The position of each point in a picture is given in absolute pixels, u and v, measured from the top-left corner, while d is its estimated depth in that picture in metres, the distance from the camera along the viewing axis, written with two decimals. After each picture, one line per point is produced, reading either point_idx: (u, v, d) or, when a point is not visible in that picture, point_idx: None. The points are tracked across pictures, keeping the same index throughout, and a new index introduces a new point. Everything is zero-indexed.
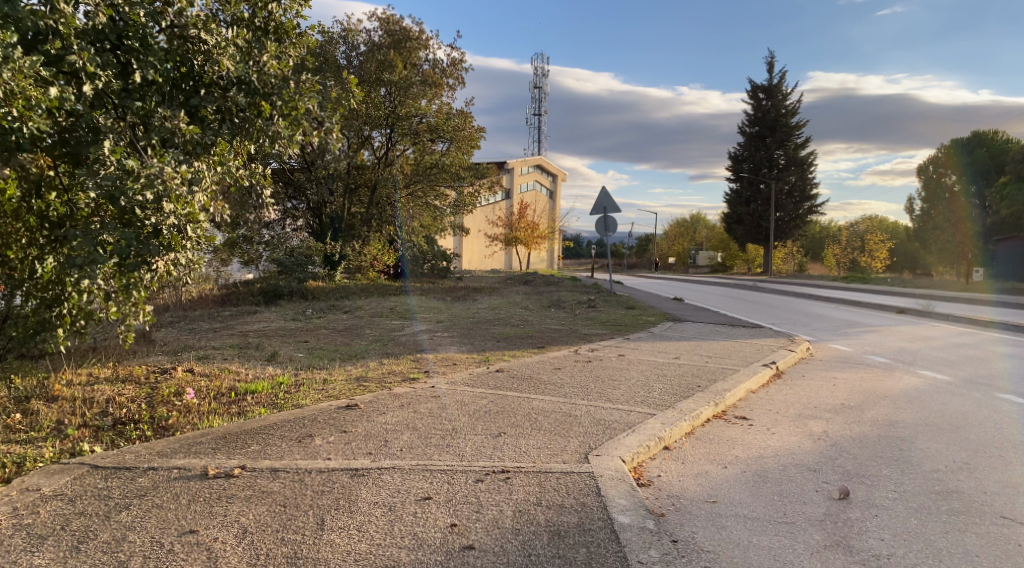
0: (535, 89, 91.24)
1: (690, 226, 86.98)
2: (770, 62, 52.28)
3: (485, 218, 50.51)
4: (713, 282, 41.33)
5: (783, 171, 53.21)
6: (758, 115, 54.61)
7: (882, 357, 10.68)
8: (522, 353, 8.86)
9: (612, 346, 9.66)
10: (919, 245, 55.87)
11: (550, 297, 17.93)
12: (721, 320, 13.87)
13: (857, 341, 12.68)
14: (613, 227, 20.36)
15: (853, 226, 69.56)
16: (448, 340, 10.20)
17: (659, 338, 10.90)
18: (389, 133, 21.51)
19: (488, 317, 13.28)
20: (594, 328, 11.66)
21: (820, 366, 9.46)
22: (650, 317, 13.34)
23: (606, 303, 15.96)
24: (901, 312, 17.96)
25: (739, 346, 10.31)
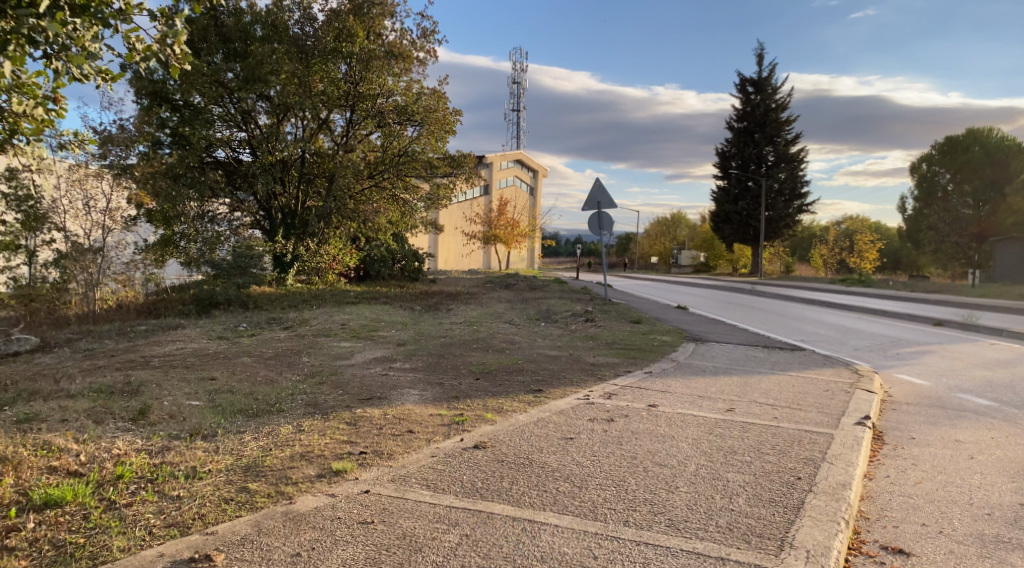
0: (513, 84, 88.80)
1: (672, 224, 84.86)
2: (760, 53, 49.86)
3: (462, 215, 47.64)
4: (701, 285, 39.01)
5: (772, 168, 51.09)
6: (747, 110, 52.36)
7: (978, 393, 8.15)
8: (511, 404, 6.23)
9: (634, 389, 7.02)
10: (909, 246, 53.91)
11: (537, 307, 15.28)
12: (747, 340, 11.31)
13: (923, 366, 10.19)
14: (607, 224, 17.77)
15: (840, 226, 67.68)
16: (408, 379, 7.54)
17: (689, 370, 8.30)
18: (351, 115, 19.17)
19: (464, 337, 10.62)
20: (600, 355, 9.02)
21: (918, 412, 6.91)
22: (665, 337, 10.74)
23: (605, 316, 13.34)
24: (939, 323, 15.57)
25: (799, 383, 7.73)
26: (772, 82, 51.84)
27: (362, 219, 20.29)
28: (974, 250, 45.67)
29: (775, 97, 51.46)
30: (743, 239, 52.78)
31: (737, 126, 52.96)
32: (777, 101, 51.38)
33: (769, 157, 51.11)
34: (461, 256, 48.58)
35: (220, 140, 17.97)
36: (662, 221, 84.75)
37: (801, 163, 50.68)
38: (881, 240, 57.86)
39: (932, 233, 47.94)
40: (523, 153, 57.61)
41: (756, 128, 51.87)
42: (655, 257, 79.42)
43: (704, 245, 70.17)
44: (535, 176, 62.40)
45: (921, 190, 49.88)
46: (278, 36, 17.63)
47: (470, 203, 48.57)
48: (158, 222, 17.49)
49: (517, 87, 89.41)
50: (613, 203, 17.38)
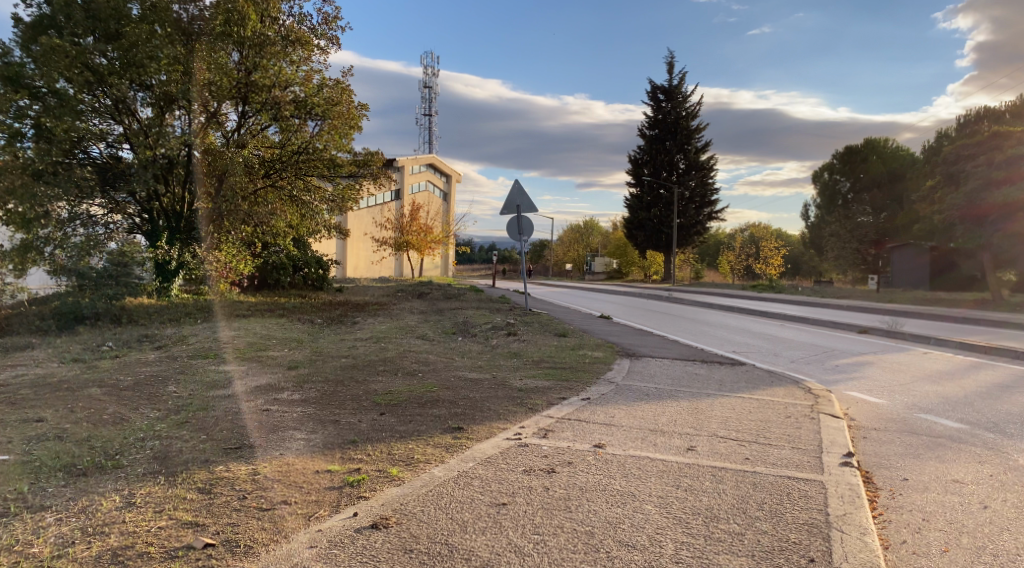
0: (425, 88, 87.46)
1: (585, 232, 85.21)
2: (670, 62, 50.35)
3: (372, 220, 45.69)
4: (616, 292, 38.48)
5: (682, 175, 51.70)
6: (658, 118, 52.81)
7: (941, 410, 7.41)
8: (423, 452, 4.92)
9: (574, 423, 5.81)
10: (812, 253, 55.66)
11: (453, 318, 13.94)
12: (684, 353, 10.34)
13: (869, 380, 9.48)
14: (527, 228, 16.66)
15: (745, 234, 69.54)
16: (295, 420, 6.12)
17: (631, 392, 7.16)
18: (243, 107, 17.34)
19: (368, 358, 9.15)
20: (528, 377, 7.78)
21: (894, 440, 6.01)
22: (596, 353, 9.63)
23: (528, 329, 12.15)
24: (866, 331, 15.22)
25: (756, 408, 6.72)
26: (682, 91, 52.51)
27: (257, 223, 18.09)
28: (872, 256, 47.41)
29: (685, 105, 52.21)
30: (656, 246, 53.06)
31: (649, 133, 53.26)
32: (686, 110, 52.15)
33: (680, 165, 51.71)
34: (372, 263, 46.52)
35: (94, 132, 15.57)
36: (575, 229, 85.10)
37: (710, 171, 51.60)
38: (786, 247, 59.66)
39: (834, 240, 49.50)
40: (437, 157, 56.10)
41: (667, 136, 52.33)
42: (570, 265, 79.40)
43: (618, 252, 70.60)
44: (448, 181, 60.96)
45: (823, 198, 51.56)
46: (157, 17, 15.55)
47: (381, 208, 46.69)
48: (16, 225, 15.05)
49: (429, 91, 87.98)
50: (533, 206, 16.29)
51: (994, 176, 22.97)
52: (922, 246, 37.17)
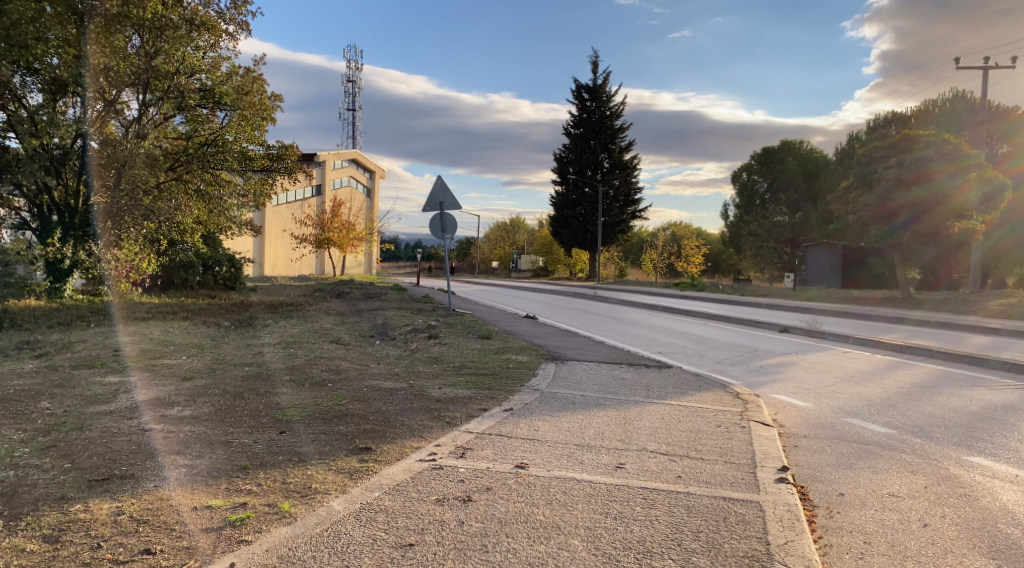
0: (350, 83, 85.72)
1: (511, 230, 84.99)
2: (595, 61, 50.61)
3: (292, 216, 44.12)
4: (542, 290, 38.25)
5: (607, 174, 52.13)
6: (583, 117, 53.04)
7: (866, 414, 7.32)
8: (323, 481, 4.35)
9: (495, 439, 5.33)
10: (731, 252, 57.14)
11: (373, 321, 13.26)
12: (610, 356, 10.03)
13: (794, 382, 9.40)
14: (450, 226, 16.12)
15: (668, 232, 70.84)
16: (181, 441, 5.43)
17: (556, 401, 6.76)
18: (144, 96, 16.10)
19: (275, 366, 8.42)
20: (447, 386, 7.26)
21: (825, 448, 5.81)
22: (520, 357, 9.20)
23: (451, 331, 11.62)
24: (787, 330, 15.40)
25: (686, 416, 6.42)
26: (607, 90, 52.93)
27: (161, 219, 16.86)
28: (787, 254, 48.97)
29: (609, 105, 52.66)
30: (581, 244, 53.30)
31: (574, 132, 53.42)
32: (611, 109, 52.60)
33: (605, 164, 52.13)
34: (291, 260, 44.91)
35: None
36: (502, 226, 84.80)
37: (634, 170, 52.24)
38: (706, 246, 61.13)
39: (752, 239, 50.93)
40: (360, 152, 54.72)
41: (592, 135, 52.61)
42: (496, 263, 79.13)
43: (544, 250, 70.79)
44: (372, 177, 59.64)
45: (742, 198, 52.97)
46: None
47: (301, 205, 45.27)
48: None
49: (353, 85, 86.17)
50: (457, 203, 15.77)
51: (905, 177, 24.07)
52: (834, 246, 38.58)
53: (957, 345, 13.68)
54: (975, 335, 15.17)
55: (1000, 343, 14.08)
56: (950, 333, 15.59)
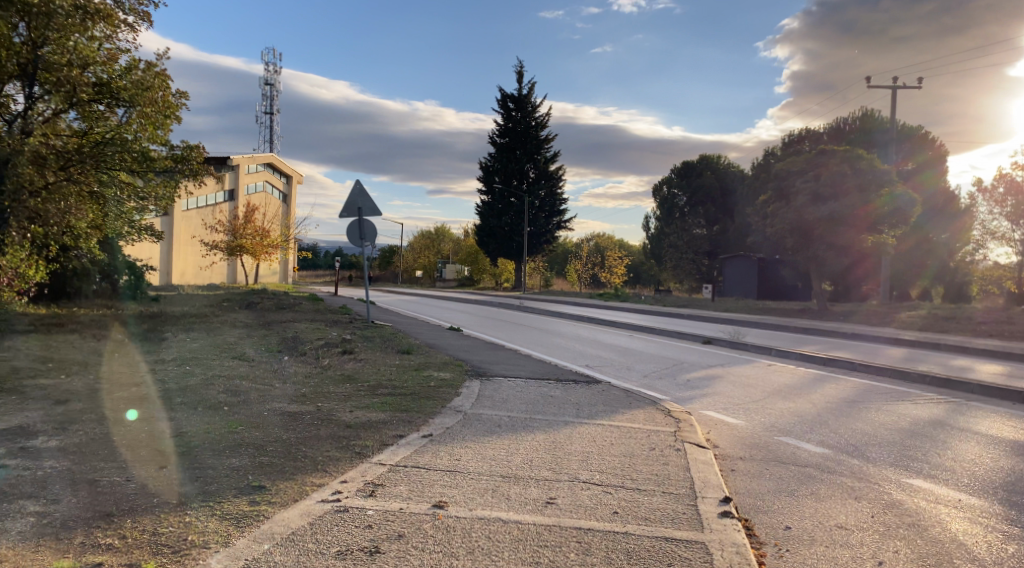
0: (267, 85, 83.04)
1: (435, 238, 83.97)
2: (521, 71, 50.57)
3: (201, 222, 42.20)
4: (467, 299, 37.63)
5: (532, 184, 52.13)
6: (508, 126, 52.87)
7: (798, 431, 7.12)
8: (202, 534, 3.66)
9: (410, 472, 4.75)
10: (652, 262, 58.10)
11: (283, 334, 12.37)
12: (537, 370, 9.56)
13: (723, 397, 9.17)
14: (369, 232, 15.38)
15: (591, 243, 71.51)
16: (38, 481, 4.59)
17: (479, 423, 6.19)
18: (30, 88, 14.47)
19: (164, 387, 7.52)
20: (358, 410, 6.60)
21: (764, 472, 5.50)
22: (442, 374, 8.61)
23: (367, 345, 10.90)
24: (710, 341, 15.39)
25: (617, 438, 5.97)
26: (532, 100, 52.95)
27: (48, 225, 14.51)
28: (706, 266, 50.13)
29: (535, 115, 52.71)
30: (506, 254, 53.01)
31: (499, 141, 53.14)
32: (536, 120, 52.65)
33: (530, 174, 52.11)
34: (201, 267, 42.79)
35: None
36: (425, 235, 83.66)
37: (558, 181, 52.43)
38: (628, 256, 61.98)
39: (673, 250, 51.91)
40: (276, 156, 53.02)
41: (518, 145, 52.50)
42: (420, 272, 77.96)
43: (468, 259, 70.24)
44: (289, 182, 57.73)
45: (663, 210, 53.93)
46: None
47: (211, 210, 43.51)
48: None
49: (270, 88, 83.48)
50: (376, 209, 15.06)
51: (821, 191, 24.93)
52: (751, 258, 39.65)
53: (872, 357, 13.99)
54: (888, 347, 15.60)
55: (912, 355, 14.48)
56: (864, 345, 15.97)
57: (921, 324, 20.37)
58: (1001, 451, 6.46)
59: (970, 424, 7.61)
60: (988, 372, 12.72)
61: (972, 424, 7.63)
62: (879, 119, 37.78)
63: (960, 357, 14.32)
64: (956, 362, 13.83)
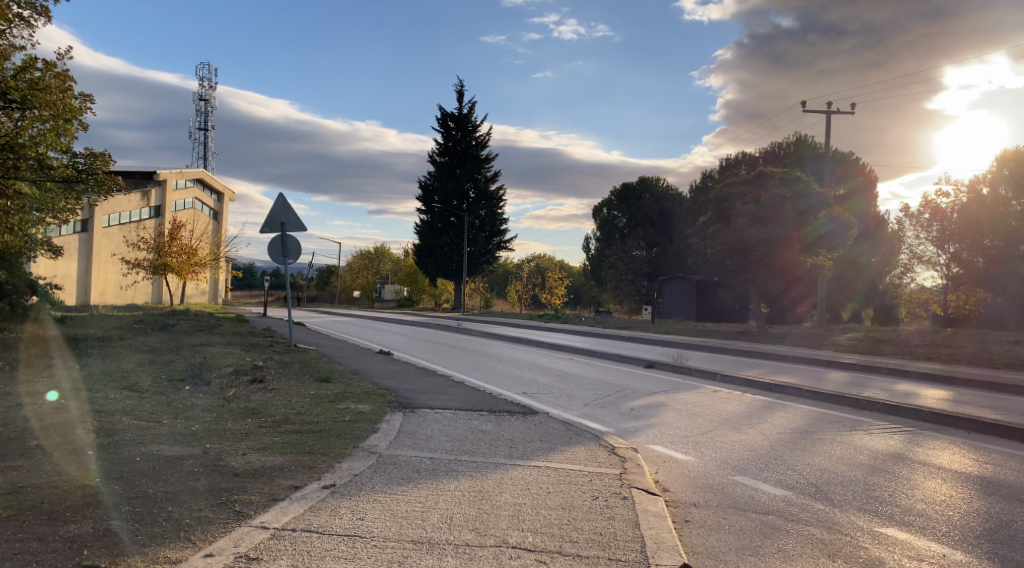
0: (201, 100, 80.38)
1: (373, 258, 81.52)
2: (462, 90, 50.08)
3: (123, 239, 40.07)
4: (404, 320, 36.46)
5: (472, 203, 51.47)
6: (449, 145, 52.16)
7: (754, 469, 6.46)
8: None
9: (297, 539, 3.82)
10: (593, 284, 58.05)
11: (190, 360, 11.16)
12: (468, 400, 8.72)
13: (669, 427, 8.48)
14: (292, 250, 14.24)
15: (533, 264, 71.24)
16: None
17: (394, 468, 5.27)
18: None
19: (24, 425, 6.33)
20: (253, 453, 5.58)
21: (721, 523, 4.78)
22: (360, 406, 7.66)
23: (281, 373, 9.83)
24: (652, 365, 14.80)
25: (554, 484, 5.15)
26: (472, 120, 52.46)
27: None
28: (646, 287, 50.28)
29: (475, 135, 52.21)
30: (445, 274, 52.02)
31: (439, 160, 52.34)
32: (477, 139, 52.16)
33: (471, 193, 51.50)
34: (122, 287, 40.44)
35: None
36: (364, 254, 81.94)
37: (499, 201, 51.96)
38: (568, 278, 61.81)
39: (613, 271, 51.91)
40: (206, 172, 51.10)
41: (458, 164, 51.82)
42: (357, 292, 76.27)
43: (407, 280, 68.93)
44: (220, 200, 55.58)
45: (603, 232, 53.94)
46: None
47: (134, 227, 41.24)
48: None
49: (205, 103, 80.84)
50: (301, 224, 13.99)
51: (760, 213, 25.05)
52: (689, 279, 39.83)
53: (817, 382, 13.67)
54: (830, 371, 15.36)
55: (855, 379, 14.24)
56: (807, 369, 15.69)
57: (859, 347, 20.42)
58: (970, 489, 5.93)
59: (929, 457, 7.13)
60: (931, 398, 12.51)
61: (931, 457, 7.14)
62: (812, 145, 38.68)
63: (901, 382, 14.18)
64: (898, 387, 13.64)
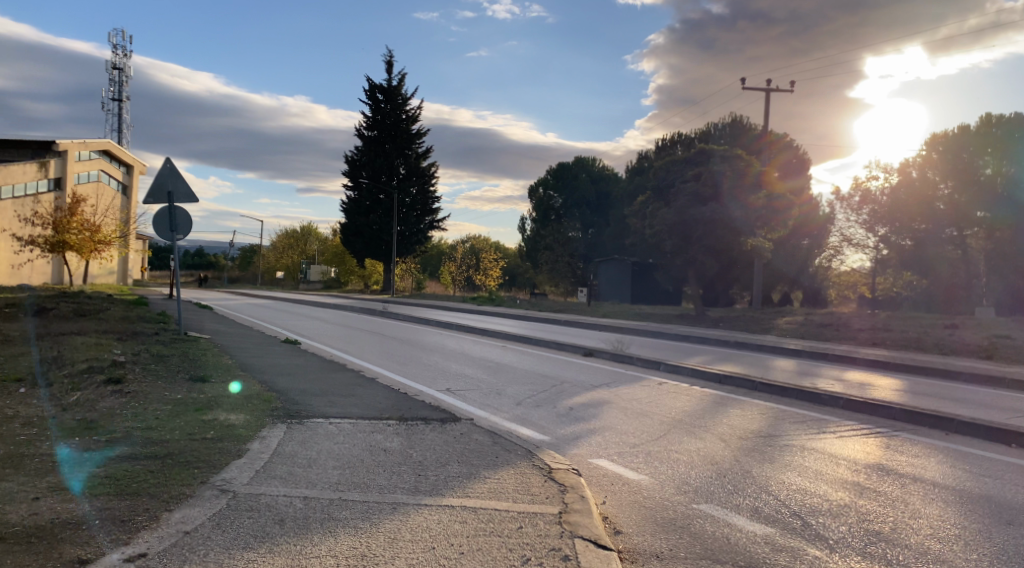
0: (115, 69, 75.00)
1: (302, 238, 78.59)
2: (391, 61, 47.85)
3: (16, 214, 36.00)
4: (329, 302, 34.38)
5: (403, 180, 49.45)
6: (377, 119, 49.84)
7: (725, 496, 5.21)
8: None
9: None
10: (526, 266, 56.95)
11: (42, 352, 9.22)
12: (377, 403, 7.25)
13: (614, 433, 7.21)
14: (182, 223, 12.42)
15: (465, 245, 69.67)
16: None
17: (245, 520, 3.73)
18: None
19: None
20: (48, 496, 3.94)
21: None
22: (234, 415, 6.06)
23: (147, 370, 8.03)
24: (590, 354, 13.60)
25: (472, 536, 3.74)
26: (402, 93, 50.41)
27: None
28: (581, 269, 49.41)
29: (406, 109, 50.09)
30: (374, 254, 49.88)
31: (368, 134, 50.01)
32: (408, 113, 50.11)
33: (401, 170, 49.49)
34: (15, 266, 36.28)
35: None
36: (291, 234, 78.55)
37: (431, 178, 50.16)
38: (502, 259, 60.53)
39: (548, 252, 50.85)
40: (113, 143, 47.35)
41: (388, 139, 49.63)
42: (282, 273, 73.09)
43: (336, 260, 66.31)
44: (130, 173, 51.65)
45: (537, 212, 52.84)
46: None
47: (29, 201, 37.26)
48: None
49: (119, 73, 75.41)
50: (192, 194, 12.14)
51: (701, 192, 24.28)
52: (625, 261, 39.06)
53: (765, 371, 12.74)
54: (776, 359, 14.50)
55: (803, 368, 13.43)
56: (752, 356, 14.82)
57: (799, 332, 19.83)
58: (985, 518, 4.86)
59: (918, 471, 6.09)
60: (885, 389, 11.74)
61: (920, 471, 6.10)
62: (747, 126, 38.41)
63: (850, 372, 13.41)
64: (848, 376, 12.88)
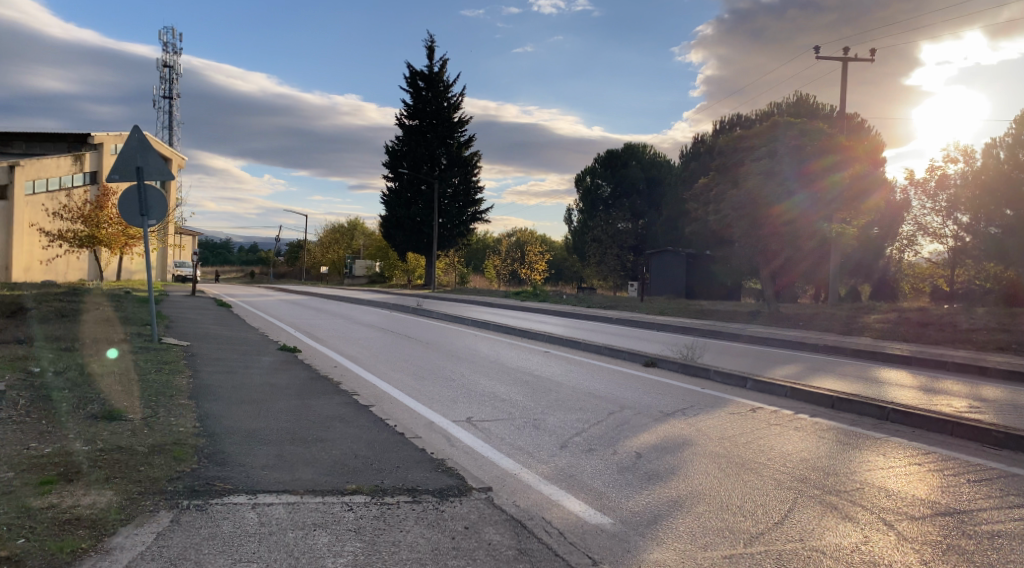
0: (165, 67, 74.79)
1: (347, 233, 77.52)
2: (431, 45, 45.72)
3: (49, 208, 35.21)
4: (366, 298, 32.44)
5: (444, 170, 47.35)
6: (417, 106, 47.72)
7: None
8: None
9: None
10: (574, 258, 54.31)
11: None
12: (351, 457, 4.81)
13: (712, 506, 4.63)
14: (156, 207, 10.20)
15: (511, 239, 67.46)
16: None
17: None
18: None
19: None
20: None
21: None
22: (100, 496, 3.72)
23: (46, 398, 5.77)
24: (653, 364, 10.98)
25: None
26: (443, 78, 48.15)
27: None
28: (631, 261, 46.86)
29: (447, 95, 47.90)
30: (415, 247, 47.70)
31: (408, 123, 48.01)
32: (448, 100, 47.89)
33: (442, 159, 47.34)
34: (47, 261, 35.36)
35: None
36: (336, 229, 77.51)
37: (474, 167, 47.87)
38: (548, 252, 58.00)
39: (597, 245, 48.13)
40: None
41: (428, 127, 47.56)
42: (327, 268, 71.89)
43: (378, 254, 64.69)
44: None
45: (586, 203, 50.17)
46: None
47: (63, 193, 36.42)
48: None
49: (169, 70, 75.15)
50: (166, 171, 9.95)
51: (773, 172, 21.32)
52: (680, 252, 36.07)
53: (880, 388, 9.95)
54: (884, 370, 11.61)
55: (926, 382, 10.59)
56: (853, 366, 12.01)
57: (895, 332, 16.79)
58: None
59: None
60: None
61: None
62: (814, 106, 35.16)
63: (985, 387, 10.51)
64: (989, 394, 10.01)
